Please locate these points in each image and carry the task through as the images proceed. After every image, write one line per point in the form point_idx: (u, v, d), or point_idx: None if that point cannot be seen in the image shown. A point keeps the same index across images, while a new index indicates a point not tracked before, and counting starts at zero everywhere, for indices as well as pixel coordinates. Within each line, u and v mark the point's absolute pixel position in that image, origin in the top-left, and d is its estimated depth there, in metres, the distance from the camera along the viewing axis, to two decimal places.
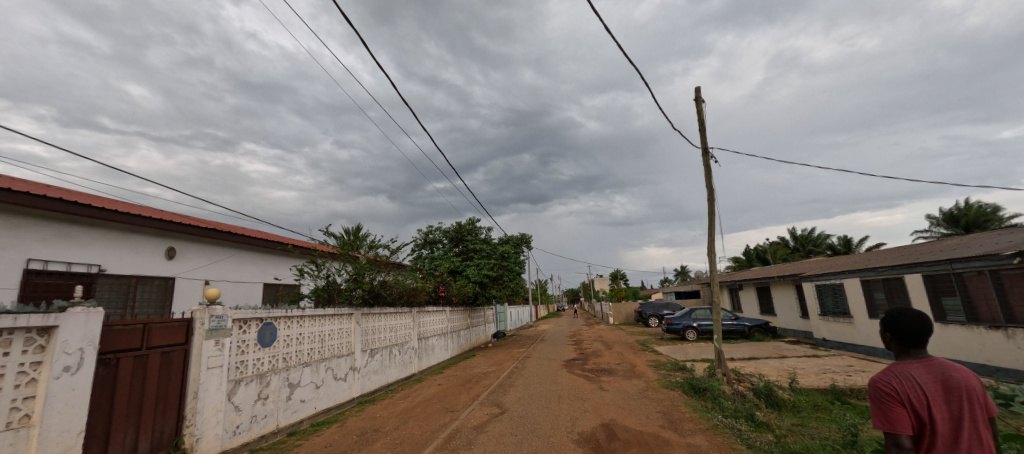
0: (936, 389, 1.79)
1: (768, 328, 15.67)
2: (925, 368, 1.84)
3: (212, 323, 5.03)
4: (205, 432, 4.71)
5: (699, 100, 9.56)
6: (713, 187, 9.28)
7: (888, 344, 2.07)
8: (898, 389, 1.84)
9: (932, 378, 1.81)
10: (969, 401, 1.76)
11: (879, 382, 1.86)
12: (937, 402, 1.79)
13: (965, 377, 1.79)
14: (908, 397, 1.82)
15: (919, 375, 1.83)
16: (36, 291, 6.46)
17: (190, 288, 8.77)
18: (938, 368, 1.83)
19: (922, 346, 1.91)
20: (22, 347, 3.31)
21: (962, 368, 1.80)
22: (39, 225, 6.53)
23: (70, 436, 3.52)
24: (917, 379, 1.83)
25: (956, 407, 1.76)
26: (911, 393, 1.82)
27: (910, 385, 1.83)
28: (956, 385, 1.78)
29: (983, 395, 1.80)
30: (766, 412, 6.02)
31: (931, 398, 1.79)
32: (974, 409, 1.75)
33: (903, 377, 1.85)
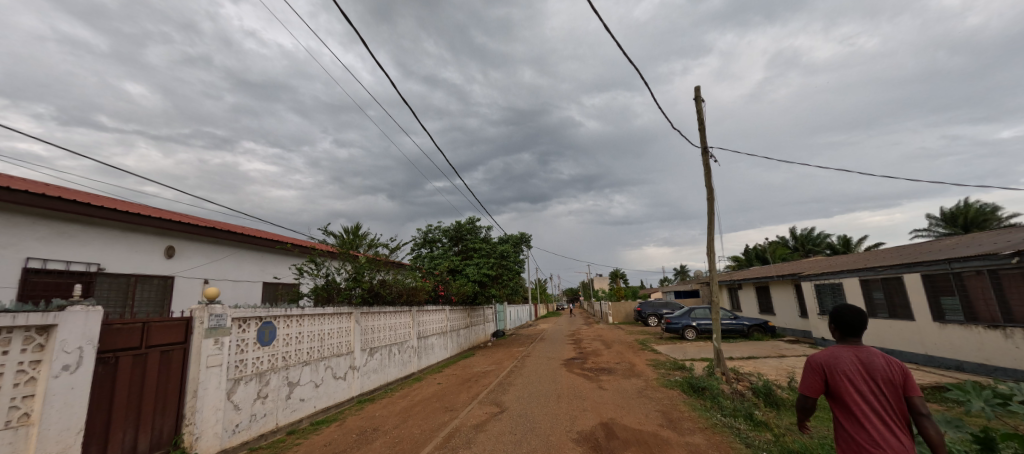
0: (857, 369, 2.33)
1: (767, 328, 15.71)
2: (853, 352, 2.40)
3: (212, 321, 5.03)
4: (204, 431, 4.72)
5: (698, 99, 9.55)
6: (712, 186, 9.28)
7: (837, 334, 2.60)
8: (828, 367, 2.42)
9: (856, 360, 2.35)
10: (883, 380, 2.27)
11: (811, 359, 2.48)
12: (859, 378, 2.31)
13: (885, 362, 2.30)
14: (837, 373, 2.38)
15: (845, 358, 2.39)
16: (35, 290, 6.45)
17: (189, 287, 8.77)
18: (864, 353, 2.36)
19: (855, 335, 2.46)
20: (21, 346, 3.31)
21: (884, 354, 2.31)
22: (37, 224, 6.52)
23: (69, 434, 3.52)
24: (843, 360, 2.39)
25: (874, 384, 2.28)
26: (839, 370, 2.38)
27: (839, 364, 2.38)
28: (876, 367, 2.30)
29: (906, 379, 2.26)
30: (765, 411, 6.03)
31: (854, 376, 2.33)
32: (888, 388, 2.27)
33: (833, 357, 2.42)
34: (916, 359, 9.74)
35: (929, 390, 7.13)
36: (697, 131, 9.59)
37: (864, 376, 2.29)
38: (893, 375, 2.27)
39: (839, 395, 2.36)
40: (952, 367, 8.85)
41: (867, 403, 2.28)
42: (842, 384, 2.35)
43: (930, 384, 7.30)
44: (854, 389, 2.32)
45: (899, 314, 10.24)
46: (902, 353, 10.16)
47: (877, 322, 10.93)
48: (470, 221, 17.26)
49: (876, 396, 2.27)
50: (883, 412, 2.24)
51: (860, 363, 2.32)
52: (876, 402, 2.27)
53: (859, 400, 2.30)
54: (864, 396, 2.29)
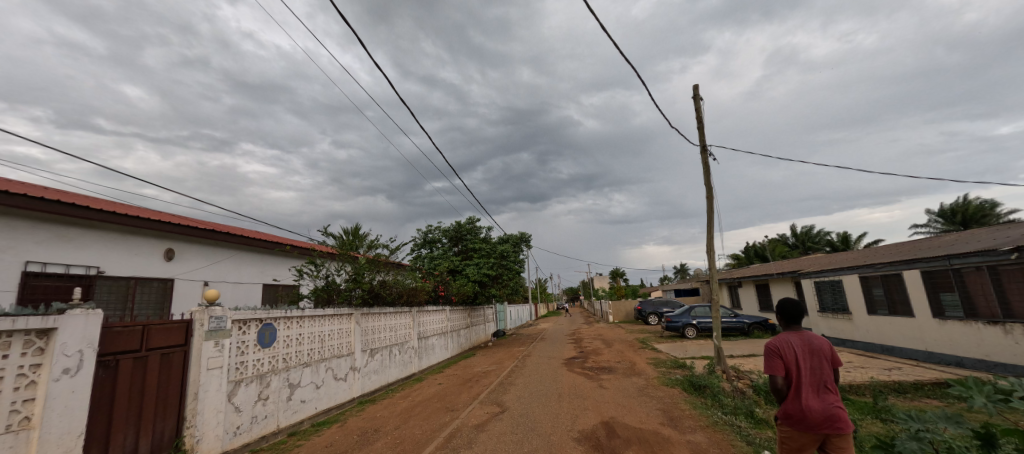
0: (804, 349, 2.78)
1: (767, 325, 15.74)
2: (796, 336, 2.87)
3: (212, 323, 5.03)
4: (206, 433, 4.72)
5: (696, 98, 9.56)
6: (711, 184, 9.29)
7: (779, 323, 3.09)
8: (782, 347, 2.81)
9: (802, 342, 2.81)
10: (823, 357, 2.75)
11: (769, 343, 2.85)
12: (805, 357, 2.76)
13: (820, 342, 2.83)
14: (788, 352, 2.80)
15: (793, 340, 2.83)
16: (35, 293, 6.45)
17: (189, 289, 8.77)
18: (806, 335, 2.85)
19: (797, 322, 2.93)
20: (20, 350, 3.30)
21: (819, 336, 2.84)
22: (36, 227, 6.51)
23: (70, 438, 3.52)
24: (792, 341, 2.83)
25: (816, 360, 2.74)
26: (789, 350, 2.80)
27: (790, 346, 2.81)
28: (816, 346, 2.79)
29: (833, 355, 2.81)
30: (766, 409, 6.04)
31: (802, 353, 2.78)
32: (826, 363, 2.75)
33: (784, 340, 2.85)
34: (917, 356, 9.75)
35: (930, 387, 7.14)
36: (695, 129, 9.60)
37: (810, 354, 2.75)
38: (827, 351, 2.78)
39: (790, 372, 2.76)
40: (952, 363, 8.86)
41: (810, 376, 2.72)
42: (794, 361, 2.76)
43: (931, 381, 7.30)
44: (804, 365, 2.74)
45: (899, 311, 10.26)
46: (902, 350, 10.17)
47: (877, 318, 10.94)
48: (469, 221, 17.26)
49: (816, 370, 2.73)
50: (821, 383, 2.71)
51: (806, 344, 2.78)
52: (816, 375, 2.73)
53: (804, 373, 2.73)
54: (808, 372, 2.73)
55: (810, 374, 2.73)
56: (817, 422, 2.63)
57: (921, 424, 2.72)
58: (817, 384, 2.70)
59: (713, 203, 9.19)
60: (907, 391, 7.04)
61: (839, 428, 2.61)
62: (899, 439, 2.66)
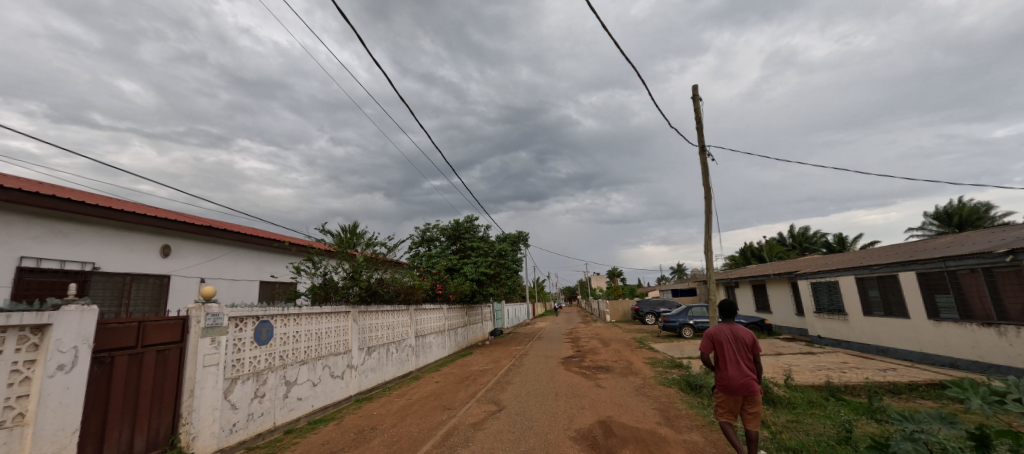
0: (730, 336, 4.12)
1: (763, 326, 15.85)
2: (728, 326, 4.21)
3: (208, 321, 4.97)
4: (202, 430, 4.70)
5: (696, 98, 9.56)
6: (710, 185, 9.30)
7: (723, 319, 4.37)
8: (716, 334, 4.19)
9: (731, 331, 4.13)
10: (744, 343, 4.03)
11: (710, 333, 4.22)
12: (731, 342, 4.09)
13: (744, 332, 4.15)
14: (721, 339, 4.15)
15: (723, 329, 4.18)
16: (30, 289, 6.40)
17: (185, 286, 8.72)
18: (735, 328, 4.19)
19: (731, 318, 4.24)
20: (15, 345, 3.28)
21: (743, 326, 4.15)
22: (31, 222, 6.46)
23: (64, 434, 3.49)
24: (724, 331, 4.17)
25: (739, 345, 4.04)
26: (721, 337, 4.16)
27: (721, 334, 4.17)
28: (739, 334, 4.13)
29: (754, 343, 4.11)
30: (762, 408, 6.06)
31: (730, 340, 4.12)
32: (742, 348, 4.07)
33: (719, 331, 4.21)
34: (911, 357, 9.82)
35: (924, 388, 7.20)
36: (695, 130, 9.59)
37: (733, 339, 4.09)
38: (747, 338, 4.08)
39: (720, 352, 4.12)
40: (946, 364, 8.94)
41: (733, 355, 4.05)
42: (723, 345, 4.11)
43: (925, 382, 7.36)
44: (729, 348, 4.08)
45: (894, 312, 10.33)
46: (896, 351, 10.25)
47: (873, 320, 11.01)
48: (467, 219, 17.22)
49: (739, 352, 4.02)
50: (741, 361, 4.02)
51: (731, 333, 4.13)
52: (738, 355, 4.05)
53: (729, 353, 4.08)
54: (732, 352, 4.06)
55: (734, 354, 4.05)
56: (733, 387, 3.96)
57: (915, 425, 2.72)
58: (738, 362, 4.00)
59: (711, 204, 9.20)
60: (902, 391, 7.09)
61: (748, 391, 3.94)
62: (893, 440, 2.68)
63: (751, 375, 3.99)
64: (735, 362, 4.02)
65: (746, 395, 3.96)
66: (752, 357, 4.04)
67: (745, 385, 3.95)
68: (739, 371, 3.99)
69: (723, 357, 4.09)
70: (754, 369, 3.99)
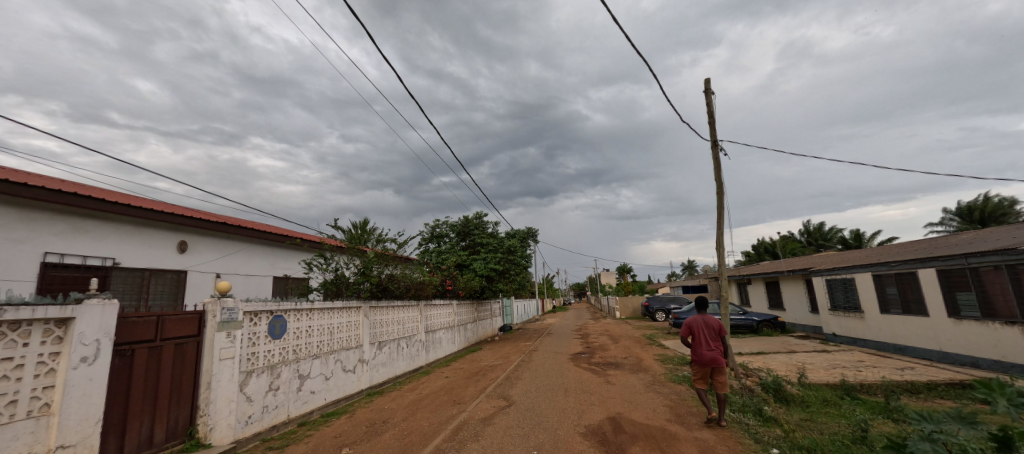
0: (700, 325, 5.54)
1: (776, 323, 15.61)
2: (702, 317, 5.60)
3: (224, 315, 5.08)
4: (218, 422, 4.83)
5: (709, 92, 9.39)
6: (722, 180, 9.16)
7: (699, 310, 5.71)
8: (692, 323, 5.60)
9: (704, 319, 5.55)
10: (712, 327, 5.45)
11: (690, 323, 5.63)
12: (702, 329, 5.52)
13: (713, 321, 5.54)
14: (695, 326, 5.58)
15: (698, 318, 5.60)
16: (53, 284, 6.60)
17: (201, 281, 8.90)
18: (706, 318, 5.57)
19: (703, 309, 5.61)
20: (40, 338, 3.40)
21: (713, 317, 5.52)
22: (54, 219, 6.66)
23: (88, 424, 3.62)
24: (699, 319, 5.57)
25: (710, 330, 5.44)
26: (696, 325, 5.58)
27: (697, 322, 5.59)
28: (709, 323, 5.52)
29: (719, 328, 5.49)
30: (775, 406, 5.96)
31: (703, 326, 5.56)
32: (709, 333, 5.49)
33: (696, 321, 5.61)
34: (931, 356, 9.59)
35: (943, 387, 7.03)
36: (707, 124, 9.43)
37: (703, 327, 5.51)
38: (716, 324, 5.49)
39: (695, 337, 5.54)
40: (967, 363, 8.71)
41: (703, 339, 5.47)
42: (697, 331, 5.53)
43: (945, 382, 7.18)
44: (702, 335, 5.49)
45: (913, 310, 10.08)
46: (915, 349, 10.01)
47: (890, 317, 10.78)
48: (477, 216, 17.24)
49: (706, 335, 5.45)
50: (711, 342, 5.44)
51: (702, 321, 5.54)
52: (709, 337, 5.47)
53: (703, 336, 5.48)
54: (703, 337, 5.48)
55: (707, 336, 5.47)
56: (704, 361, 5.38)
57: (935, 426, 2.65)
58: (709, 343, 5.41)
59: (724, 199, 9.06)
60: (920, 391, 6.93)
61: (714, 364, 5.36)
62: (911, 440, 2.62)
63: (718, 352, 5.40)
64: (706, 343, 5.42)
65: (715, 366, 5.37)
66: (719, 338, 5.46)
67: (714, 359, 5.36)
68: (709, 348, 5.41)
69: (698, 339, 5.50)
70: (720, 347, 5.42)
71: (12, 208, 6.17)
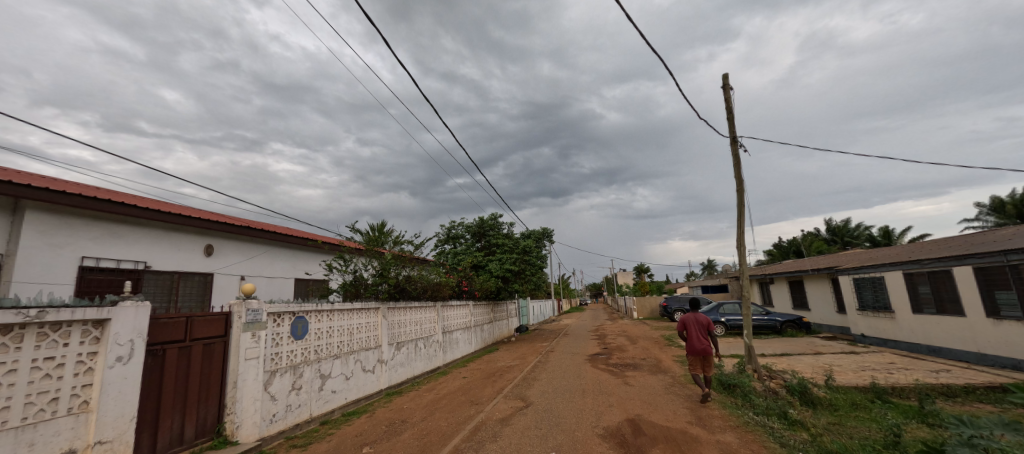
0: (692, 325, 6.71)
1: (801, 324, 15.15)
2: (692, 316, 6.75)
3: (248, 316, 5.23)
4: (245, 420, 4.98)
5: (727, 87, 9.19)
6: (742, 177, 8.95)
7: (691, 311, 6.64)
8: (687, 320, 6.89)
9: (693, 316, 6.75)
10: (700, 323, 6.60)
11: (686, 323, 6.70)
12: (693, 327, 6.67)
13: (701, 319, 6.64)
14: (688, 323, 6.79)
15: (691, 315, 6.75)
16: (90, 286, 6.92)
17: (227, 283, 9.20)
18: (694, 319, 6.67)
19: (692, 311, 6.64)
20: (79, 339, 3.56)
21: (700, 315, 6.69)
22: (91, 225, 6.98)
23: (124, 421, 3.78)
24: (691, 317, 6.84)
25: (700, 325, 6.57)
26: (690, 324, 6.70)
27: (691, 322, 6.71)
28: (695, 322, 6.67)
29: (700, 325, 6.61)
30: (801, 410, 5.79)
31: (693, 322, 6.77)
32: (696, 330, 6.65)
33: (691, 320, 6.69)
34: (967, 358, 9.15)
35: (982, 391, 6.70)
36: (726, 120, 9.23)
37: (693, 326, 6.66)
38: (704, 322, 6.63)
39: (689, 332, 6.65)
40: (1007, 366, 8.28)
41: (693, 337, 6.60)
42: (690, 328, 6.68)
43: (983, 385, 6.83)
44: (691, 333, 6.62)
45: (947, 309, 9.64)
46: (950, 351, 9.56)
47: (923, 317, 10.33)
48: (492, 217, 17.28)
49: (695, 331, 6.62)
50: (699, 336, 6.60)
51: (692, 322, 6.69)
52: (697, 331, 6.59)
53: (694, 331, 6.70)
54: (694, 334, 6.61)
55: (697, 331, 6.68)
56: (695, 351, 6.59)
57: (973, 430, 2.55)
58: (700, 336, 6.55)
59: (744, 196, 8.86)
60: (956, 395, 6.62)
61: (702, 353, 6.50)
62: (947, 444, 2.51)
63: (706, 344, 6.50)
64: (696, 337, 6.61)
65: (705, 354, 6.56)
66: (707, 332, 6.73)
67: (704, 349, 6.61)
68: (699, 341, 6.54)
69: (691, 333, 6.65)
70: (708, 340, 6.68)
71: (52, 215, 6.50)
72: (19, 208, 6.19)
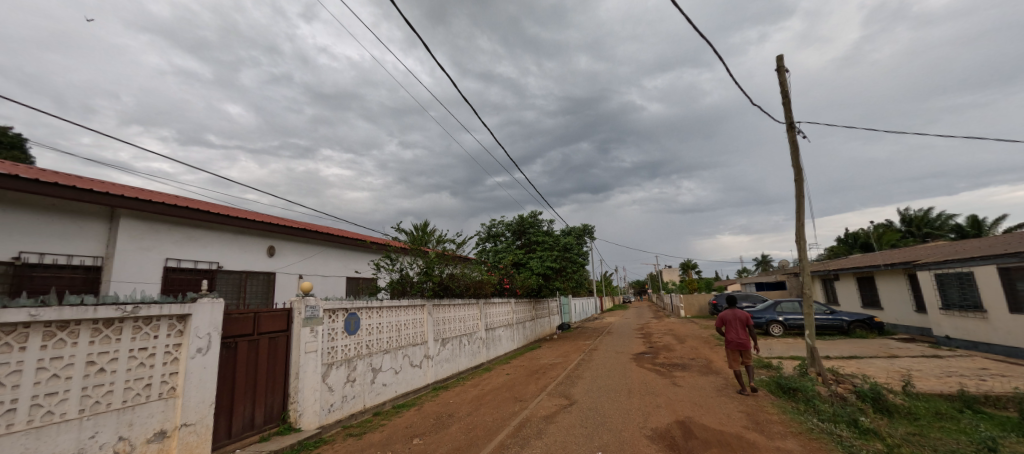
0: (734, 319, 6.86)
1: (872, 324, 13.85)
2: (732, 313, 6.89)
3: (307, 312, 5.61)
4: (306, 408, 5.35)
5: (781, 70, 8.57)
6: (801, 165, 8.31)
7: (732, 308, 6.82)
8: (724, 317, 6.98)
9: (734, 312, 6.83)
10: (739, 319, 6.73)
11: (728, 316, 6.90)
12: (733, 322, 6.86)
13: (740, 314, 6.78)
14: (727, 319, 6.90)
15: (729, 311, 6.79)
16: (173, 284, 7.73)
17: (287, 282, 9.91)
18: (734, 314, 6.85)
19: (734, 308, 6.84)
20: (166, 331, 3.99)
21: (740, 310, 6.79)
22: (173, 229, 7.79)
23: (205, 406, 4.19)
24: (729, 313, 6.91)
25: (739, 321, 6.70)
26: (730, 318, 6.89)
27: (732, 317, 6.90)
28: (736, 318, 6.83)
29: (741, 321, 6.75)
30: (874, 417, 5.30)
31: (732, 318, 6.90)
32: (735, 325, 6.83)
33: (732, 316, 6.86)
34: None
35: None
36: (781, 105, 8.60)
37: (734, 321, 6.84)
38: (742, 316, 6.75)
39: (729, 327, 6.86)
40: None
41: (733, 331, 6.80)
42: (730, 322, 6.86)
43: None
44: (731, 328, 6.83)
45: None
46: None
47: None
48: (532, 214, 17.27)
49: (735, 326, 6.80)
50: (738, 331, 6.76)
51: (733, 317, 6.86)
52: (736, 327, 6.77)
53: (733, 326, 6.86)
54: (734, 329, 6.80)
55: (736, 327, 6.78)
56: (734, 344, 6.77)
57: None
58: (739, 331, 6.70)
59: (803, 186, 8.22)
60: None
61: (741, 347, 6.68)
62: None
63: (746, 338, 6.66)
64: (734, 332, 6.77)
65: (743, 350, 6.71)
66: (749, 327, 6.76)
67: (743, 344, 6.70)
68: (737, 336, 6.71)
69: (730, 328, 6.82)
70: (749, 334, 6.73)
71: (142, 221, 7.32)
72: (115, 217, 7.04)
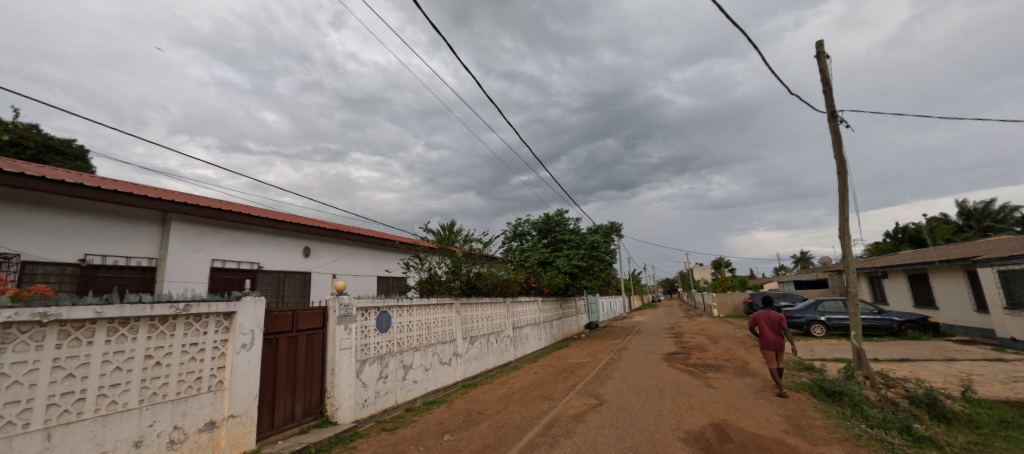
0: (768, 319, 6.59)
1: (925, 325, 12.93)
2: (766, 312, 6.64)
3: (342, 310, 5.82)
4: (342, 403, 5.57)
5: (822, 56, 8.12)
6: (844, 156, 7.86)
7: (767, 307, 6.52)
8: (757, 316, 6.78)
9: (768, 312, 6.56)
10: (773, 318, 6.45)
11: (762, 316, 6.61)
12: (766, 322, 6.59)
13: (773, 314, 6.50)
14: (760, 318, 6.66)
15: (761, 311, 6.49)
16: (219, 284, 8.19)
17: (322, 281, 10.30)
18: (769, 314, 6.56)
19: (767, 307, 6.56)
20: (214, 328, 4.23)
21: (773, 311, 6.52)
22: (218, 232, 8.25)
23: (249, 399, 4.43)
24: (762, 312, 6.67)
25: (773, 322, 6.39)
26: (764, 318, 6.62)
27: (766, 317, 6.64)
28: (770, 317, 6.54)
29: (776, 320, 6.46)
30: (929, 425, 4.95)
31: (766, 318, 6.64)
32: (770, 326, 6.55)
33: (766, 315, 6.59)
34: None
35: None
36: (821, 94, 8.15)
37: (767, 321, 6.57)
38: (776, 316, 6.46)
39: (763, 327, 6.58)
40: None
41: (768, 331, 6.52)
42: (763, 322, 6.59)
43: None
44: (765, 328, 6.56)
45: None
46: None
47: None
48: (558, 213, 17.16)
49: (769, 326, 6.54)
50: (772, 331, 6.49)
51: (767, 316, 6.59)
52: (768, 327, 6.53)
53: (767, 326, 6.59)
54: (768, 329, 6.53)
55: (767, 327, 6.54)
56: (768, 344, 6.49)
57: None
58: (774, 332, 6.43)
59: (847, 179, 7.76)
60: None
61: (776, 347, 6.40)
62: None
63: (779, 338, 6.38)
64: (770, 332, 6.49)
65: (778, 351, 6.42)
66: (782, 327, 6.45)
67: (778, 345, 6.41)
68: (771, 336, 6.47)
69: (763, 328, 6.57)
70: (783, 334, 6.41)
71: (190, 224, 7.80)
72: (167, 220, 7.53)
